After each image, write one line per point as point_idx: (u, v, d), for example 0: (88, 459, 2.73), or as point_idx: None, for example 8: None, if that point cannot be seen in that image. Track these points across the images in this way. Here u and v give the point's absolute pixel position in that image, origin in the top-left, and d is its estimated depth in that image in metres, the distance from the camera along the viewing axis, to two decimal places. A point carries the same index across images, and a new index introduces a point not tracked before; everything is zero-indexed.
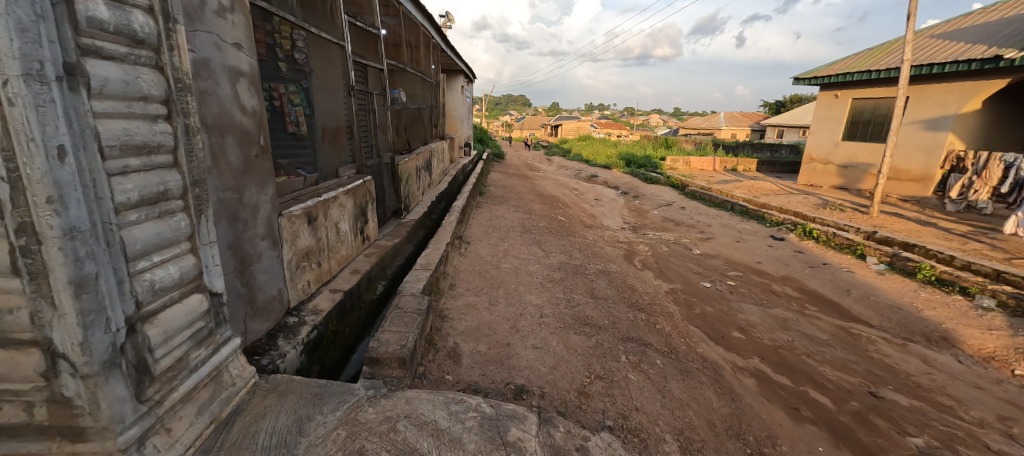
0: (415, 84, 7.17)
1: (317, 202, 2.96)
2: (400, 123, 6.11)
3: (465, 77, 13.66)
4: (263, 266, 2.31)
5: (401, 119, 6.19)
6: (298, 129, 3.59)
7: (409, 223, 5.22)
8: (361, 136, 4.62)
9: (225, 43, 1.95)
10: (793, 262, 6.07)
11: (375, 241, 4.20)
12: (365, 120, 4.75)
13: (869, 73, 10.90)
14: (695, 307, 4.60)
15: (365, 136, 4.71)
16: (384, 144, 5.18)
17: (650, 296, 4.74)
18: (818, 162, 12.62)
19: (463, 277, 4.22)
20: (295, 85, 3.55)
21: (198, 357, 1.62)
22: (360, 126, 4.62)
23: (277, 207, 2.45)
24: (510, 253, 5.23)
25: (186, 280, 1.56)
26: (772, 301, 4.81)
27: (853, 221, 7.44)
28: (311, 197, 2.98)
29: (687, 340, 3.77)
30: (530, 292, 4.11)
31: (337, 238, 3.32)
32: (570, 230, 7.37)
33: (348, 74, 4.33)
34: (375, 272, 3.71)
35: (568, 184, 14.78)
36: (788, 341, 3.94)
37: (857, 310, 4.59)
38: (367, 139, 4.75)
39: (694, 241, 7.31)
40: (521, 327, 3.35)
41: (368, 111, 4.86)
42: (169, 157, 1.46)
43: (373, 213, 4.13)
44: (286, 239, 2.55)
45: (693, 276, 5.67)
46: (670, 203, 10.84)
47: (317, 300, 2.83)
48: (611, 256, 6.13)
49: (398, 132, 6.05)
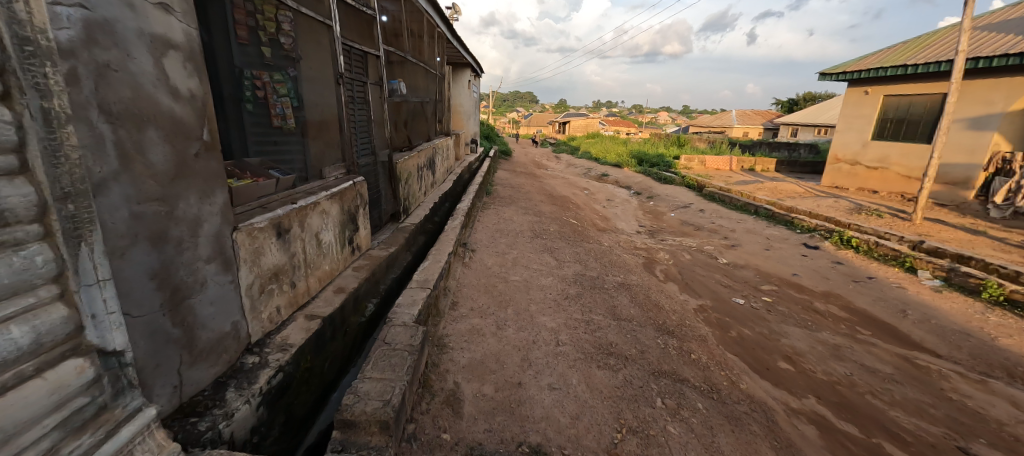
0: (418, 76, 6.64)
1: (290, 210, 2.44)
2: (401, 117, 5.62)
3: (471, 71, 13.10)
4: (208, 297, 1.79)
5: (402, 114, 5.68)
6: (284, 123, 3.32)
7: (408, 228, 4.70)
8: (353, 132, 4.10)
9: (143, 2, 1.44)
10: (833, 275, 5.46)
11: (368, 252, 3.70)
12: (359, 114, 4.22)
13: (906, 67, 10.19)
14: (730, 329, 4.03)
15: (357, 131, 4.19)
16: (381, 140, 4.65)
17: (678, 315, 4.19)
18: (845, 163, 11.98)
19: (466, 293, 3.70)
20: (280, 74, 3.25)
21: (77, 450, 1.10)
22: (352, 121, 4.10)
23: (231, 220, 1.93)
24: (520, 264, 4.69)
25: (51, 342, 1.05)
26: (817, 323, 4.23)
27: (894, 229, 6.80)
28: (282, 204, 2.46)
29: (728, 372, 3.22)
30: (543, 312, 3.57)
31: (318, 252, 2.81)
32: (584, 234, 6.81)
33: (336, 61, 3.77)
34: (365, 290, 3.19)
35: (578, 183, 14.18)
36: (846, 375, 3.37)
37: (918, 335, 4.00)
38: (360, 135, 4.23)
39: (719, 249, 6.72)
40: (534, 360, 2.82)
41: (363, 103, 4.33)
42: (10, 158, 0.96)
43: (364, 219, 3.61)
44: (244, 259, 2.03)
45: (722, 289, 5.09)
46: (687, 205, 10.22)
47: (288, 331, 2.32)
48: (630, 266, 5.56)
49: (398, 127, 5.55)
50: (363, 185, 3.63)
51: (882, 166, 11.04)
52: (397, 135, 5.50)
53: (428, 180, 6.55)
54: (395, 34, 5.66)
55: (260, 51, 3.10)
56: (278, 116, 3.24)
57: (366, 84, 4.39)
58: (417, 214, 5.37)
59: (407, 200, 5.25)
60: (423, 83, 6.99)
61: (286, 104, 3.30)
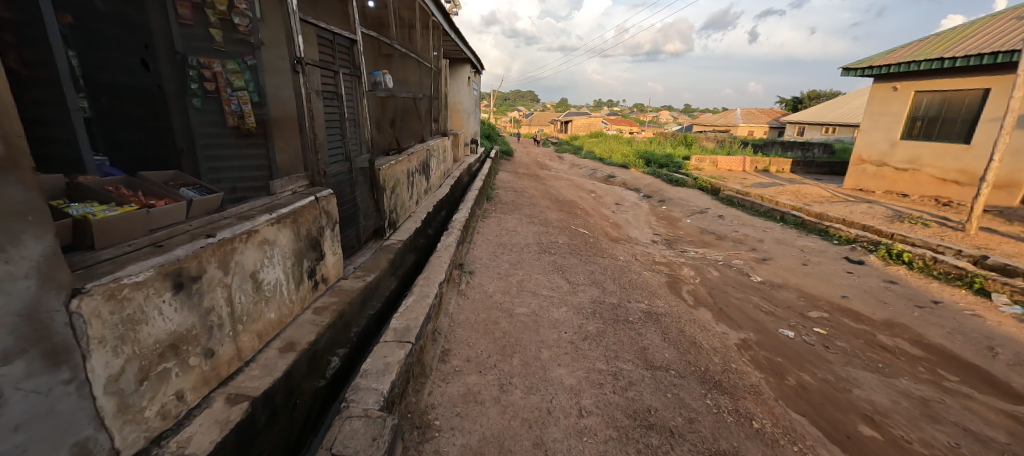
0: (409, 68, 5.86)
1: (193, 249, 1.65)
2: (387, 115, 4.86)
3: (471, 67, 12.34)
4: (10, 421, 1.05)
5: (388, 111, 4.92)
6: (242, 123, 2.77)
7: (393, 247, 3.97)
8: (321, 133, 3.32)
9: None
10: (890, 298, 4.70)
11: (339, 284, 2.95)
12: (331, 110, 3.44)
13: (942, 61, 9.41)
14: (787, 376, 3.28)
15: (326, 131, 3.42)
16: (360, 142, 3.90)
17: (720, 355, 3.42)
18: (870, 164, 11.20)
19: (462, 336, 2.94)
20: (236, 62, 2.69)
21: None
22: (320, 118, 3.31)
23: (67, 282, 1.18)
24: (527, 290, 3.93)
25: None
26: (890, 366, 3.48)
27: (947, 241, 6.04)
28: (187, 240, 1.69)
29: (801, 444, 2.47)
30: (559, 361, 2.82)
31: (255, 299, 2.05)
32: (597, 247, 6.06)
33: (294, 44, 2.84)
34: (328, 340, 2.45)
35: (584, 185, 13.42)
36: (950, 446, 2.62)
37: (1020, 383, 3.24)
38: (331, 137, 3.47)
39: (749, 263, 5.96)
40: (551, 444, 2.07)
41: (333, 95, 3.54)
42: None
43: (331, 244, 2.86)
44: (103, 338, 1.29)
45: (764, 317, 4.34)
46: (704, 211, 9.46)
47: (194, 429, 1.58)
48: (653, 287, 4.80)
49: (384, 127, 4.80)
50: (333, 201, 2.89)
51: (913, 167, 10.25)
52: (381, 136, 4.74)
53: (421, 186, 5.81)
54: (382, 20, 4.91)
55: (210, 33, 2.59)
56: (234, 115, 2.72)
57: (338, 74, 3.61)
58: (408, 228, 4.63)
59: (395, 211, 4.50)
60: (416, 77, 6.25)
61: (245, 100, 2.76)
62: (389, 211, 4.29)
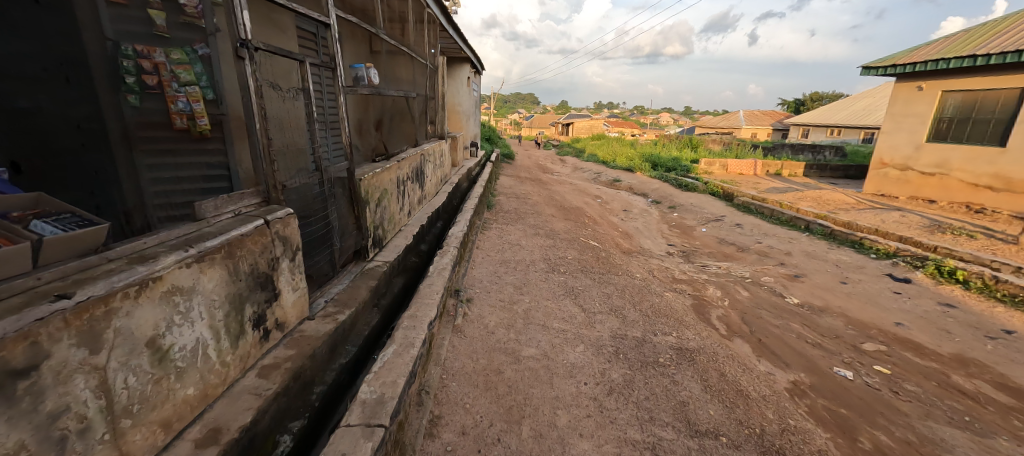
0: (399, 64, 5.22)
1: (10, 333, 1.01)
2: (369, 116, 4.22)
3: (471, 67, 11.76)
4: None
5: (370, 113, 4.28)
6: (192, 124, 2.52)
7: (377, 271, 3.36)
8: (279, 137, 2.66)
9: None
10: (953, 326, 4.08)
11: (301, 328, 2.34)
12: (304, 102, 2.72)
13: (973, 58, 8.81)
14: (857, 436, 2.66)
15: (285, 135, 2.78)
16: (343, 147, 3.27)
17: (772, 407, 2.80)
18: (893, 168, 10.60)
19: (457, 395, 2.32)
20: (182, 51, 2.42)
21: None
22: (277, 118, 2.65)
23: None
24: (535, 322, 3.31)
25: None
26: (979, 420, 2.85)
27: (1003, 256, 5.41)
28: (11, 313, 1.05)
29: None
30: (581, 429, 2.20)
31: (155, 378, 1.43)
32: (610, 262, 5.45)
33: (236, 15, 2.06)
34: (274, 416, 1.83)
35: (589, 190, 12.81)
36: None
37: None
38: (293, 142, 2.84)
39: (780, 281, 5.34)
40: None
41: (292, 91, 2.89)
42: None
43: (288, 278, 2.23)
44: None
45: (811, 350, 3.73)
46: (720, 218, 8.85)
47: None
48: (679, 311, 4.19)
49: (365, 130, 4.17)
50: (293, 222, 2.27)
51: (941, 171, 9.65)
52: (362, 141, 4.10)
53: (414, 196, 5.20)
54: (367, 8, 4.30)
55: (151, 15, 2.32)
56: (183, 114, 2.45)
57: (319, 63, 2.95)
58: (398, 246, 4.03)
59: (381, 225, 3.88)
60: (409, 75, 5.65)
61: (195, 97, 2.51)
62: (374, 226, 3.67)
